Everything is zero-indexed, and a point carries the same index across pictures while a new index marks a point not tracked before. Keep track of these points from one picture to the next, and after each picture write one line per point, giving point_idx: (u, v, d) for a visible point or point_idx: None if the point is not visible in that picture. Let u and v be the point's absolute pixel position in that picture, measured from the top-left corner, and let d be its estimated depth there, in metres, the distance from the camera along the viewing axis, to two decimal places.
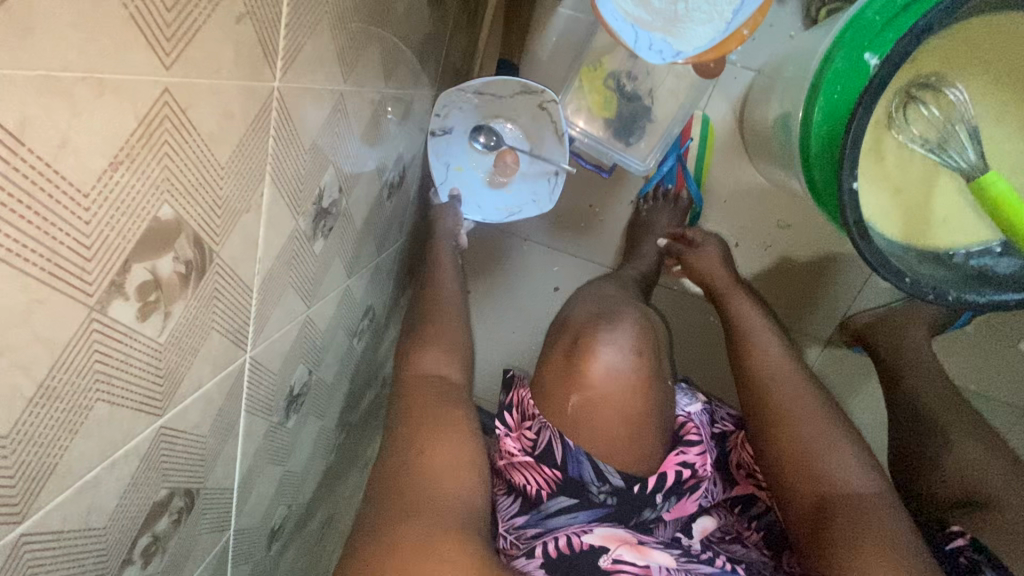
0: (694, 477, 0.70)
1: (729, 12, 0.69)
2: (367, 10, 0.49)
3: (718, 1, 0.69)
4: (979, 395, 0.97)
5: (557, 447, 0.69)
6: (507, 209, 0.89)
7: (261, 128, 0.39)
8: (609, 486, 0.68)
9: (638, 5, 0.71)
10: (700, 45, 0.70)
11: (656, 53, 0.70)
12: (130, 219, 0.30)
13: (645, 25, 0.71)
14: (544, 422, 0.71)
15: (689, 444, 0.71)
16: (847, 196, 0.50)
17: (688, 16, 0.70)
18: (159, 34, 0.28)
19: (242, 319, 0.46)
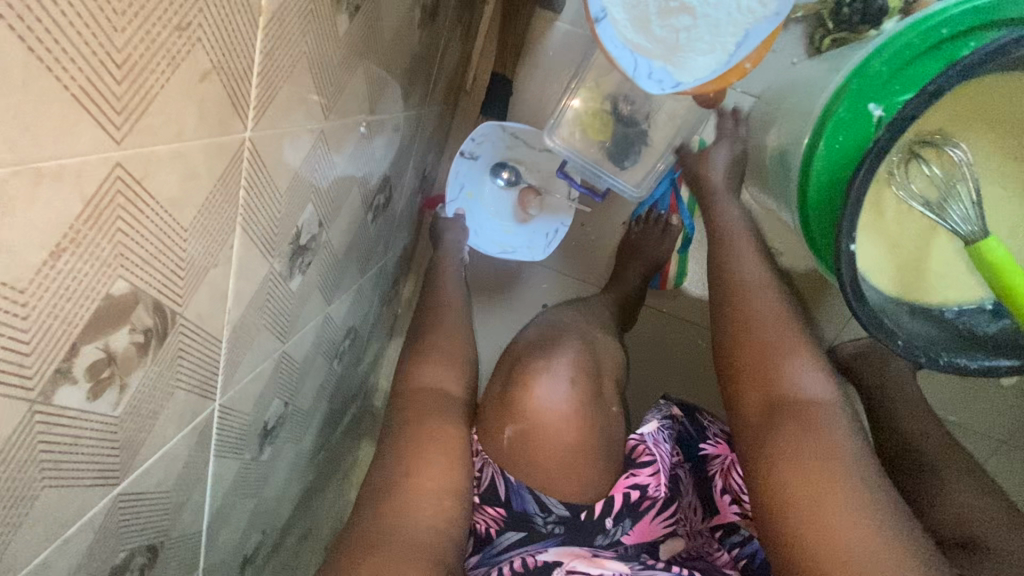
0: (646, 498, 0.71)
1: (733, 44, 0.66)
2: (352, 41, 0.46)
3: (721, 31, 0.66)
4: (959, 427, 0.98)
5: (500, 483, 0.69)
6: (503, 246, 0.92)
7: (230, 182, 0.36)
8: (555, 516, 0.68)
9: (639, 32, 0.67)
10: (701, 77, 0.67)
11: (655, 83, 0.67)
12: (77, 303, 0.27)
13: (645, 53, 0.67)
14: (485, 458, 0.70)
15: (638, 466, 0.71)
16: (845, 256, 0.49)
17: (690, 45, 0.67)
18: (107, 108, 0.25)
19: (210, 371, 0.44)
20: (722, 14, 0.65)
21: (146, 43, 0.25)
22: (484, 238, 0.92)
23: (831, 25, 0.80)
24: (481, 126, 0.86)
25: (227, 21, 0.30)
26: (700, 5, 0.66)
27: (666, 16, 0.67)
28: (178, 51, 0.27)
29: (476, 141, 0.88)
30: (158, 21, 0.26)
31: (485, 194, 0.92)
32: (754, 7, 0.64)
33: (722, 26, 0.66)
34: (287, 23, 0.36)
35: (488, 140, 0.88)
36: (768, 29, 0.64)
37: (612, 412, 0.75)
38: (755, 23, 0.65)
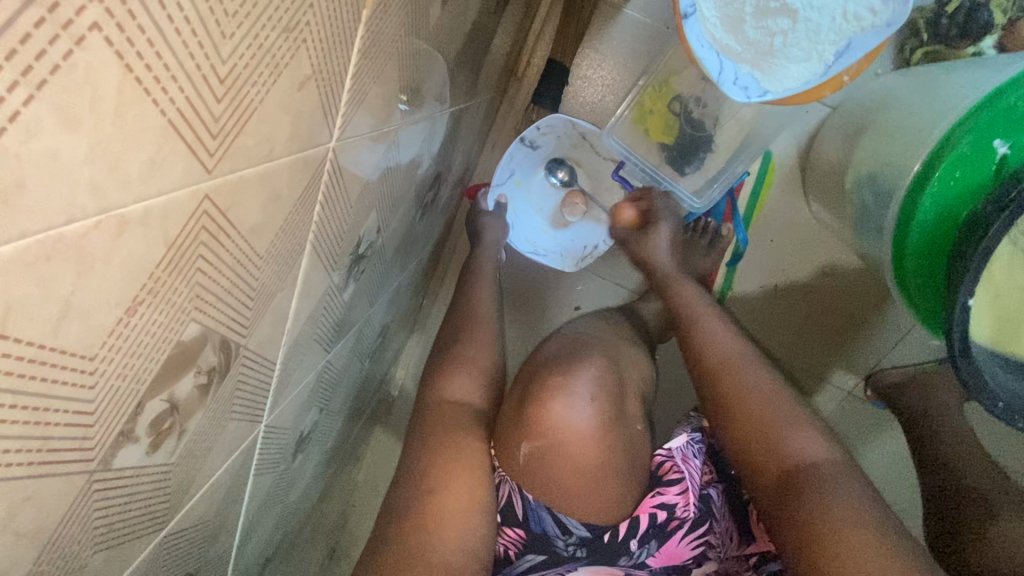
0: (674, 520, 0.64)
1: (832, 52, 0.60)
2: (438, 31, 0.40)
3: (820, 38, 0.60)
4: None
5: (518, 502, 0.61)
6: (535, 245, 0.87)
7: (309, 199, 0.31)
8: (576, 538, 0.61)
9: (729, 31, 0.62)
10: (792, 87, 0.61)
11: (740, 90, 0.62)
12: (148, 358, 0.23)
13: (731, 57, 0.62)
14: (502, 474, 0.62)
15: (667, 486, 0.64)
16: (959, 310, 0.45)
17: (785, 51, 0.61)
18: (203, 134, 0.19)
19: (261, 397, 0.39)
20: (825, 20, 0.60)
21: (253, 49, 0.20)
22: (519, 232, 0.87)
23: (925, 36, 0.74)
24: (550, 117, 0.80)
25: (333, 16, 0.25)
26: (802, 8, 0.60)
27: (761, 17, 0.61)
28: (282, 56, 0.22)
29: (542, 130, 0.82)
30: (267, 21, 0.20)
31: (533, 186, 0.86)
32: (861, 14, 0.58)
33: (823, 33, 0.60)
34: (387, 16, 0.30)
35: (554, 132, 0.82)
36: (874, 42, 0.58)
37: (635, 430, 0.67)
38: (858, 32, 0.59)
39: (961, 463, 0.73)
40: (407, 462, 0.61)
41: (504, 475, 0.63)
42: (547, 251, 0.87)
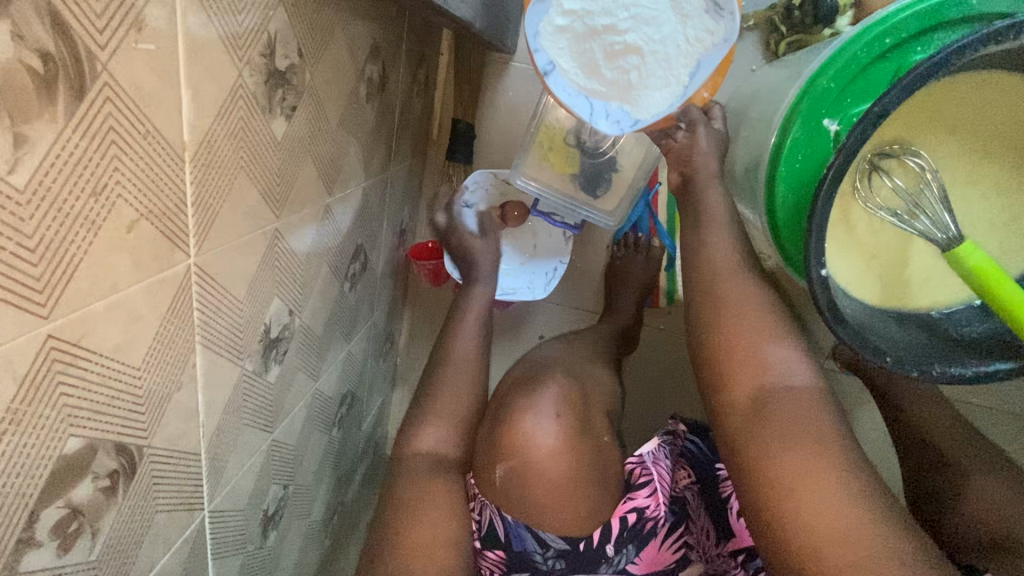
0: (646, 521, 0.66)
1: (685, 74, 0.64)
2: (294, 139, 0.46)
3: (672, 63, 0.63)
4: (997, 415, 0.91)
5: (498, 523, 0.63)
6: (504, 288, 0.90)
7: (179, 310, 0.36)
8: (554, 551, 0.63)
9: (590, 76, 0.65)
10: (658, 112, 0.65)
11: (613, 125, 0.66)
12: (27, 474, 0.28)
13: (599, 100, 0.66)
14: (483, 499, 0.65)
15: (636, 489, 0.67)
16: (817, 282, 0.48)
17: (644, 82, 0.64)
18: (27, 290, 0.25)
19: (192, 484, 0.44)
20: (670, 48, 0.62)
21: (61, 218, 0.26)
22: None
23: (784, 29, 0.79)
24: (475, 173, 0.87)
25: (149, 167, 0.31)
26: (646, 41, 0.62)
27: (612, 58, 0.63)
28: (97, 212, 0.28)
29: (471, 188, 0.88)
30: (69, 194, 0.26)
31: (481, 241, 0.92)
32: (702, 36, 0.62)
33: (672, 58, 0.63)
34: (215, 150, 0.36)
35: (481, 187, 0.88)
36: (718, 56, 0.62)
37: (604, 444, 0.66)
38: (703, 51, 0.62)
39: (928, 422, 0.73)
40: None
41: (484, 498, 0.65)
42: (516, 287, 0.90)
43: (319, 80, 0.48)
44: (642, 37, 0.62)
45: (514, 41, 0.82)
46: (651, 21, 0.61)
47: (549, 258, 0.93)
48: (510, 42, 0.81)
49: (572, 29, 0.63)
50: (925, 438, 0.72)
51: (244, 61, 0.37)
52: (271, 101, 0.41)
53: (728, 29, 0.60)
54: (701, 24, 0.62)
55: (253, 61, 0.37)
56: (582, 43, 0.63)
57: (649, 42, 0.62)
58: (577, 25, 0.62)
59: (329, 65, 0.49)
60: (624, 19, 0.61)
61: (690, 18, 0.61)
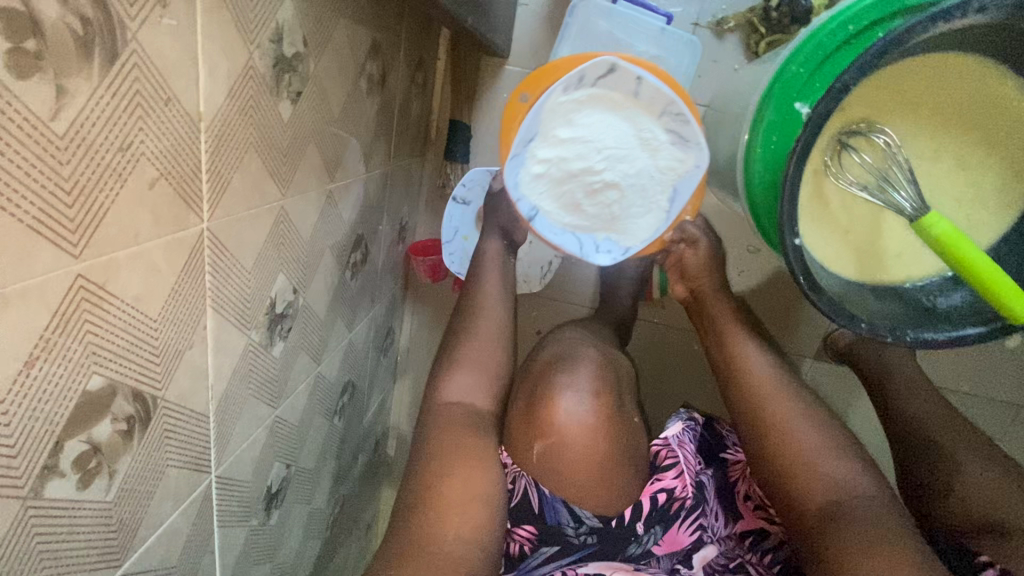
0: (675, 501, 0.66)
1: (665, 200, 0.68)
2: (299, 123, 0.50)
3: (650, 193, 0.68)
4: (989, 401, 0.92)
5: (534, 495, 0.62)
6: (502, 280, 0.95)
7: (193, 271, 0.39)
8: (587, 527, 0.63)
9: (574, 215, 0.70)
10: (647, 238, 0.70)
11: (606, 254, 0.72)
12: (56, 403, 0.30)
13: (587, 233, 0.71)
14: (517, 470, 0.63)
15: (664, 470, 0.67)
16: (791, 250, 0.50)
17: (627, 213, 0.69)
18: (62, 229, 0.28)
19: (200, 446, 0.46)
20: (646, 182, 0.67)
21: (93, 168, 0.29)
22: None
23: (763, 30, 0.83)
24: (471, 173, 0.88)
25: (169, 132, 0.34)
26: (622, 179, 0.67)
27: (592, 197, 0.68)
28: (123, 167, 0.31)
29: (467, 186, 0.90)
30: (100, 147, 0.29)
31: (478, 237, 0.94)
32: (674, 165, 0.66)
33: (648, 188, 0.67)
34: (227, 124, 0.39)
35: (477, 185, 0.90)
36: (692, 182, 0.67)
37: (634, 423, 0.68)
38: (677, 177, 0.67)
39: (916, 411, 0.74)
40: None
41: (518, 469, 0.63)
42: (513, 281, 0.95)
43: (322, 70, 0.52)
44: (615, 175, 0.66)
45: (507, 45, 0.87)
46: (622, 159, 0.66)
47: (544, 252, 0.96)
48: (503, 45, 0.85)
49: (550, 174, 0.67)
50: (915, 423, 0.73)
51: (254, 44, 0.40)
52: (278, 85, 0.45)
53: (696, 157, 0.64)
54: (671, 154, 0.66)
55: (263, 46, 0.41)
56: (561, 188, 0.68)
57: (623, 180, 0.66)
58: (553, 171, 0.67)
59: (331, 57, 0.53)
60: (596, 162, 0.66)
61: (659, 153, 0.65)
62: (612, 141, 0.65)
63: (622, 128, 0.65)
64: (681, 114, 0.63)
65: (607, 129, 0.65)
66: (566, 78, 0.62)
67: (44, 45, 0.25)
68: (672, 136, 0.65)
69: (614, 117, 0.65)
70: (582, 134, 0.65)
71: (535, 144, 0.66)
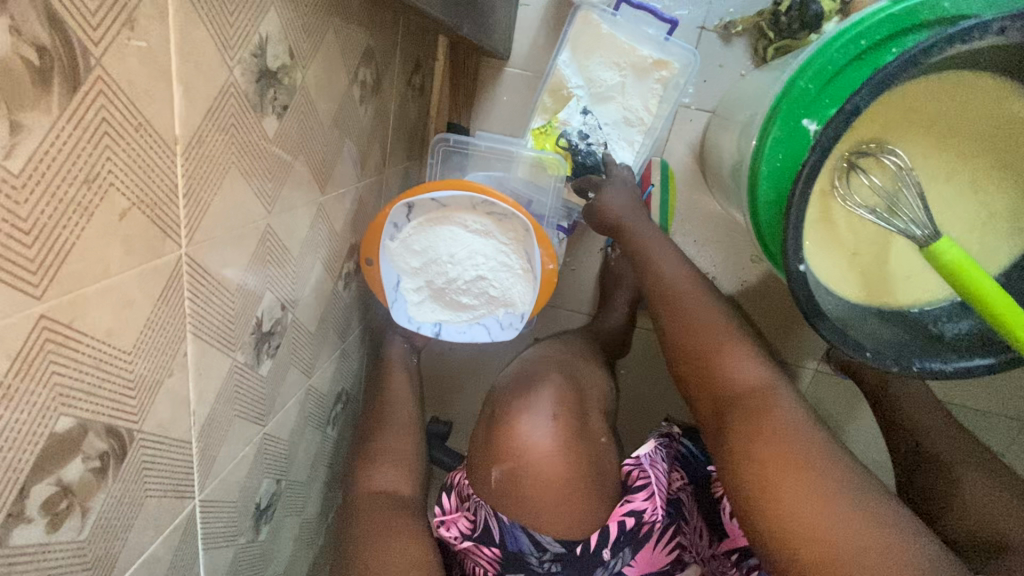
0: (642, 525, 0.66)
1: (524, 264, 0.72)
2: (286, 137, 0.48)
3: (511, 265, 0.72)
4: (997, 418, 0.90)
5: (493, 524, 0.65)
6: None
7: (170, 299, 0.38)
8: (550, 553, 0.64)
9: (461, 312, 0.75)
10: (532, 298, 0.73)
11: (511, 327, 0.75)
12: (19, 450, 0.29)
13: (484, 316, 0.75)
14: (478, 500, 0.67)
15: (631, 491, 0.67)
16: (796, 277, 0.48)
17: (503, 291, 0.73)
18: (22, 271, 0.26)
19: (182, 473, 0.45)
20: (501, 260, 0.72)
21: (54, 204, 0.27)
22: None
23: (772, 34, 0.80)
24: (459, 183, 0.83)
25: (142, 159, 0.32)
26: (480, 268, 0.72)
27: (468, 292, 0.73)
28: (90, 200, 0.29)
29: None
30: (62, 182, 0.27)
31: None
32: (443, 248, 0.71)
33: (512, 264, 0.72)
34: (206, 144, 0.37)
35: None
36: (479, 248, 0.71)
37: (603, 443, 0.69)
38: (472, 249, 0.71)
39: (916, 423, 0.74)
40: (360, 515, 0.65)
41: (480, 500, 0.67)
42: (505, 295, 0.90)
43: (310, 81, 0.50)
44: (476, 269, 0.72)
45: (506, 47, 0.84)
46: (472, 255, 0.71)
47: None
48: (503, 48, 0.83)
49: (427, 292, 0.75)
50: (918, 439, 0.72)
51: (235, 60, 0.38)
52: (263, 100, 0.43)
53: (521, 223, 0.70)
54: (505, 231, 0.71)
55: (243, 61, 0.39)
56: (442, 299, 0.75)
57: (485, 270, 0.72)
58: (427, 290, 0.74)
59: (320, 68, 0.51)
60: (456, 268, 0.71)
61: (496, 237, 0.71)
62: (453, 246, 0.71)
63: (449, 234, 0.70)
64: (487, 202, 0.70)
65: (441, 241, 0.71)
66: (383, 230, 0.71)
67: None
68: (494, 215, 0.71)
69: (418, 227, 0.71)
70: (427, 254, 0.71)
71: (403, 282, 0.74)
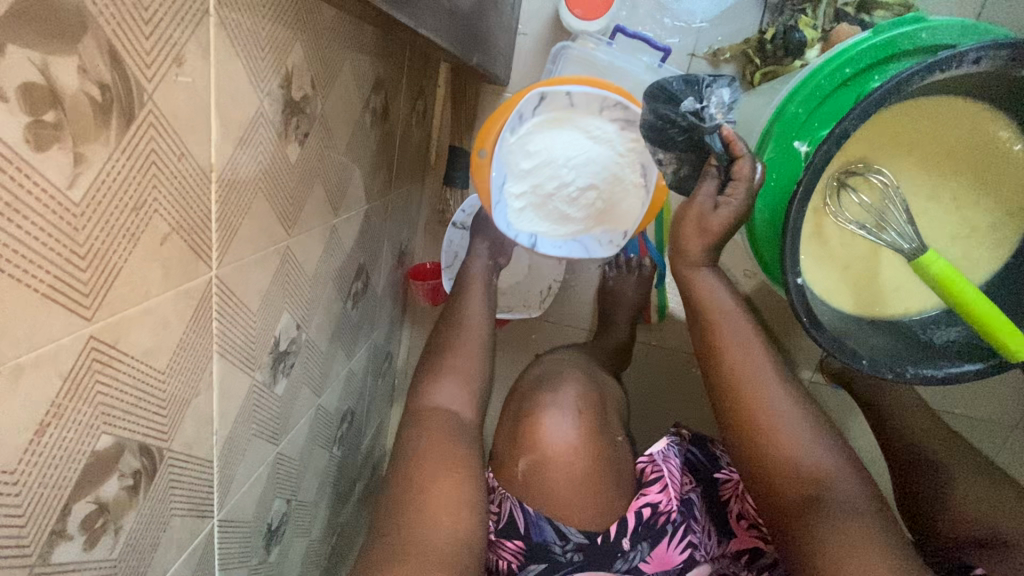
0: (659, 515, 0.62)
1: (639, 178, 0.74)
2: (306, 163, 0.50)
3: (624, 179, 0.74)
4: (985, 423, 0.92)
5: (519, 515, 0.62)
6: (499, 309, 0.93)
7: (201, 320, 0.39)
8: (573, 544, 0.60)
9: (563, 226, 0.77)
10: (637, 217, 0.75)
11: (607, 245, 0.78)
12: (64, 467, 0.30)
13: (585, 231, 0.77)
14: (503, 493, 0.64)
15: (647, 485, 0.64)
16: (794, 289, 0.51)
17: (611, 204, 0.75)
18: (75, 295, 0.28)
19: (204, 492, 0.45)
20: (614, 172, 0.74)
21: (106, 231, 0.29)
22: None
23: (758, 61, 0.83)
24: (471, 197, 0.87)
25: (182, 187, 0.34)
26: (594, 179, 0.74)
27: (574, 201, 0.75)
28: (136, 226, 0.31)
29: (468, 211, 0.89)
30: (114, 210, 0.29)
31: None
32: (563, 153, 0.73)
33: (624, 177, 0.74)
34: (238, 172, 0.39)
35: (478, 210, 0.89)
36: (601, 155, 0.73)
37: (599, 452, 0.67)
38: (589, 156, 0.73)
39: (911, 431, 0.74)
40: None
41: (504, 493, 0.64)
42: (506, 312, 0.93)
43: (329, 109, 0.52)
44: (588, 177, 0.73)
45: (506, 74, 0.87)
46: (588, 161, 0.73)
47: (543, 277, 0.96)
48: (503, 74, 0.86)
49: (529, 200, 0.75)
50: (911, 443, 0.73)
51: (264, 92, 0.40)
52: (287, 127, 0.45)
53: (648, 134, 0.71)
54: (626, 142, 0.73)
55: (271, 91, 0.41)
56: (545, 208, 0.75)
57: (597, 177, 0.74)
58: (531, 197, 0.75)
59: (337, 96, 0.53)
60: (569, 172, 0.73)
61: (617, 146, 0.73)
62: (569, 149, 0.72)
63: (567, 137, 0.72)
64: (620, 107, 0.71)
65: (559, 144, 0.72)
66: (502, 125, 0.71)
67: (63, 116, 0.25)
68: (618, 124, 0.72)
69: (548, 129, 0.72)
70: (542, 155, 0.73)
71: (507, 185, 0.74)
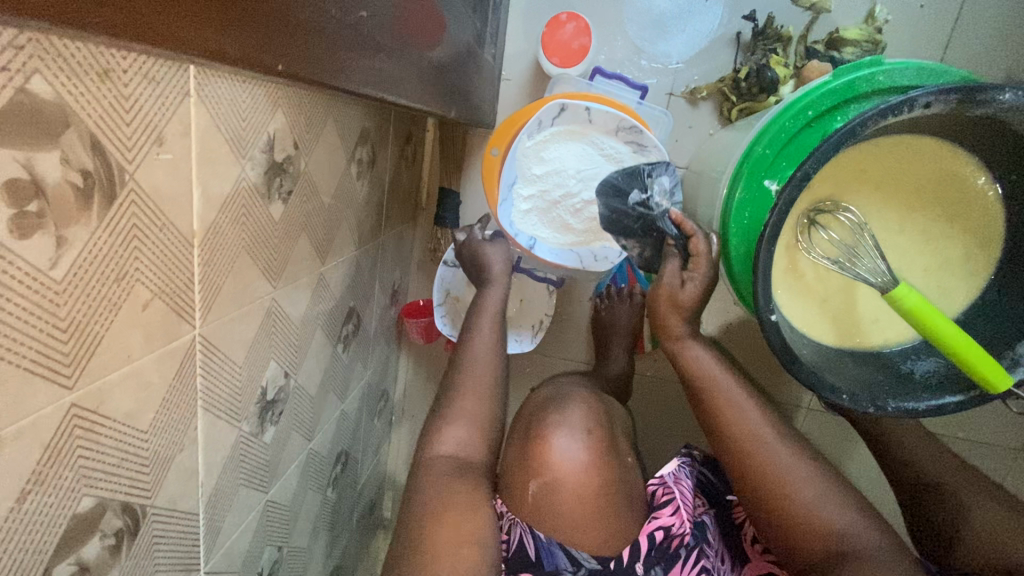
0: (674, 539, 0.56)
1: None
2: (291, 218, 0.52)
3: None
4: (987, 447, 0.91)
5: (528, 542, 0.55)
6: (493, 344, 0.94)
7: (185, 378, 0.41)
8: (586, 572, 0.53)
9: (565, 236, 0.78)
10: None
11: (602, 261, 0.79)
12: (44, 532, 0.31)
13: (584, 244, 0.78)
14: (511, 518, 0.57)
15: (659, 507, 0.58)
16: (769, 326, 0.52)
17: None
18: (56, 366, 0.29)
19: (189, 545, 0.46)
20: None
21: (88, 303, 0.31)
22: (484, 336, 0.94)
23: (734, 98, 0.86)
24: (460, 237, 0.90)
25: (165, 255, 0.36)
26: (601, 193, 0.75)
27: (578, 213, 0.76)
28: (118, 295, 0.33)
29: None
30: (97, 282, 0.31)
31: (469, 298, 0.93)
32: (575, 166, 0.74)
33: None
34: (221, 235, 0.42)
35: None
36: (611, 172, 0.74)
37: None
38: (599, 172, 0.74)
39: (917, 458, 0.73)
40: None
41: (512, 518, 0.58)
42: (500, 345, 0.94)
43: (312, 166, 0.54)
44: (595, 191, 0.75)
45: (491, 118, 0.91)
46: (598, 177, 0.74)
47: (534, 312, 0.97)
48: (489, 119, 0.89)
49: (536, 204, 0.76)
50: (921, 472, 0.71)
51: (246, 159, 0.43)
52: (271, 188, 0.47)
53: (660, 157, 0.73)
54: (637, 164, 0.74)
55: (252, 156, 0.43)
56: (550, 215, 0.76)
57: None
58: (538, 201, 0.76)
59: (321, 153, 0.56)
60: (578, 184, 0.74)
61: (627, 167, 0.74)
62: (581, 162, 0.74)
63: (581, 150, 0.74)
64: (634, 130, 0.73)
65: (572, 155, 0.74)
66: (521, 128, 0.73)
67: (46, 204, 0.27)
68: (631, 146, 0.74)
69: (565, 139, 0.74)
70: (555, 163, 0.74)
71: (518, 186, 0.76)
